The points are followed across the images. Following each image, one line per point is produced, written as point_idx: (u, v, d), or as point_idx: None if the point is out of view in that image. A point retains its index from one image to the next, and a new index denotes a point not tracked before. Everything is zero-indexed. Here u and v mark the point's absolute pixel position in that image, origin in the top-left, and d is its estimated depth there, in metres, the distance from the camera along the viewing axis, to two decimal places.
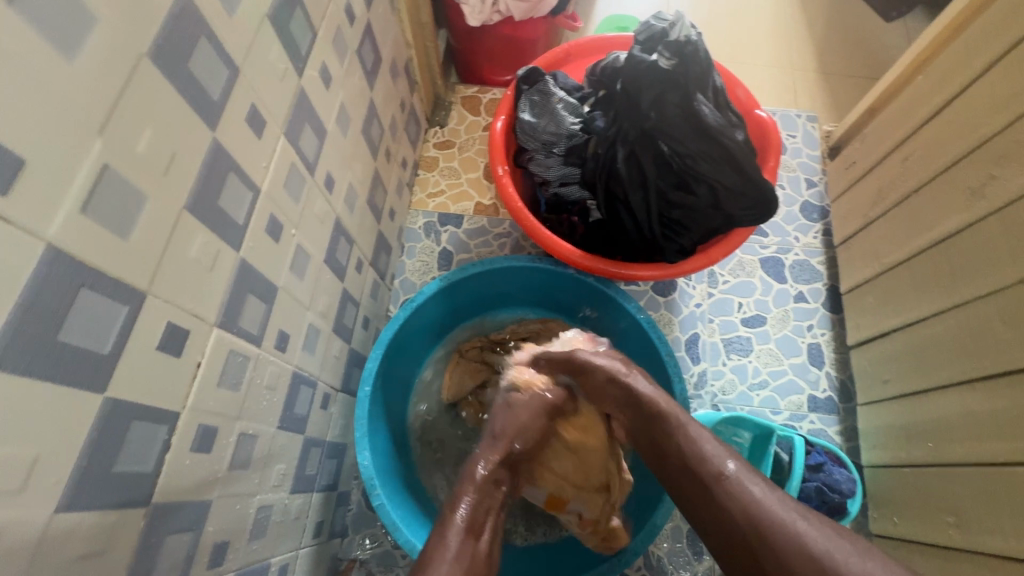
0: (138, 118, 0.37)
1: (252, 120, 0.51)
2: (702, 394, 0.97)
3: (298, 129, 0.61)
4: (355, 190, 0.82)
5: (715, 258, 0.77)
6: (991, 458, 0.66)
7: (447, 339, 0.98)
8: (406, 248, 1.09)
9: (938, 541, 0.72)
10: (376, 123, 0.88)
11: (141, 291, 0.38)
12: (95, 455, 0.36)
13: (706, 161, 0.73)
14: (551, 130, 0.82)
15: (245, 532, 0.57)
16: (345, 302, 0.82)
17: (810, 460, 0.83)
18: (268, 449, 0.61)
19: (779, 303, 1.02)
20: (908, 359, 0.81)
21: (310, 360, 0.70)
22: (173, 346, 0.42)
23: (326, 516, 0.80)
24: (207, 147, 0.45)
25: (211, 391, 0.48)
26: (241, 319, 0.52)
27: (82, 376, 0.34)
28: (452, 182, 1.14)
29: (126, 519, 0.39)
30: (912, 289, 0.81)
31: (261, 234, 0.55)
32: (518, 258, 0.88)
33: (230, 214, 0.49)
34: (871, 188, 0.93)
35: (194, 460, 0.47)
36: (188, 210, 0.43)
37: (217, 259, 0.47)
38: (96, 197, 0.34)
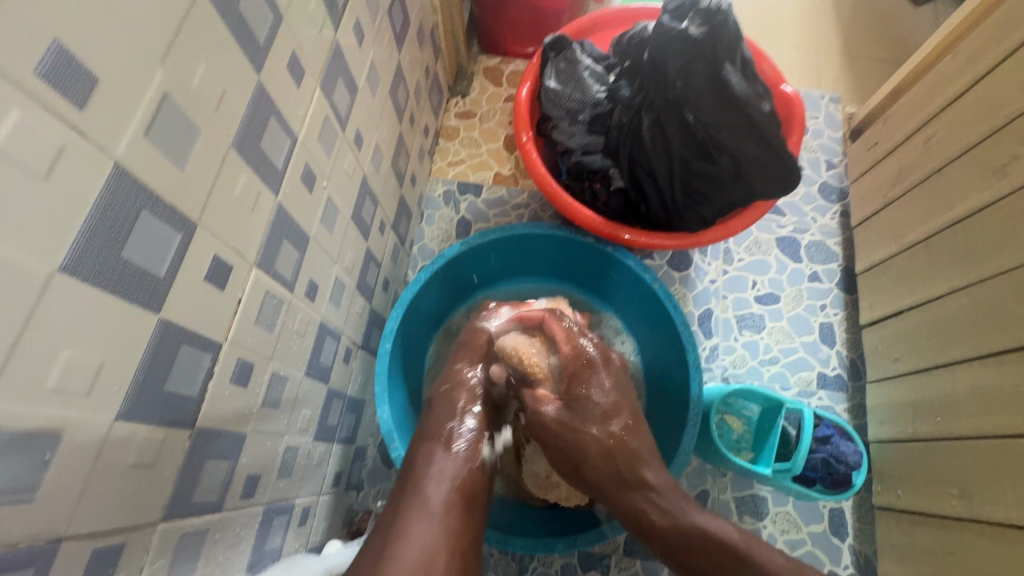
0: (194, 52, 0.38)
1: (292, 68, 0.52)
2: (712, 367, 0.99)
3: (332, 82, 0.62)
4: (381, 152, 0.83)
5: (734, 230, 0.77)
6: (998, 431, 0.67)
7: (462, 306, 1.00)
8: (426, 215, 1.10)
9: (941, 512, 0.73)
10: (402, 87, 0.88)
11: (192, 221, 0.40)
12: (150, 373, 0.38)
13: (730, 131, 0.74)
14: (577, 99, 0.82)
15: (274, 469, 0.60)
16: (368, 262, 0.83)
17: (818, 433, 0.84)
18: (297, 393, 0.63)
19: (793, 282, 1.03)
20: (919, 337, 0.82)
21: (335, 313, 0.72)
22: (217, 279, 0.44)
23: (344, 467, 0.83)
24: (252, 90, 0.46)
25: (250, 328, 0.50)
26: (277, 263, 0.54)
27: (140, 295, 0.36)
28: (472, 152, 1.15)
29: (174, 438, 0.42)
30: (928, 269, 0.81)
31: (297, 183, 0.56)
32: (538, 226, 0.89)
33: (270, 158, 0.50)
34: (893, 168, 0.93)
35: (232, 392, 0.49)
36: (234, 148, 0.44)
37: (257, 201, 0.49)
38: (156, 124, 0.35)
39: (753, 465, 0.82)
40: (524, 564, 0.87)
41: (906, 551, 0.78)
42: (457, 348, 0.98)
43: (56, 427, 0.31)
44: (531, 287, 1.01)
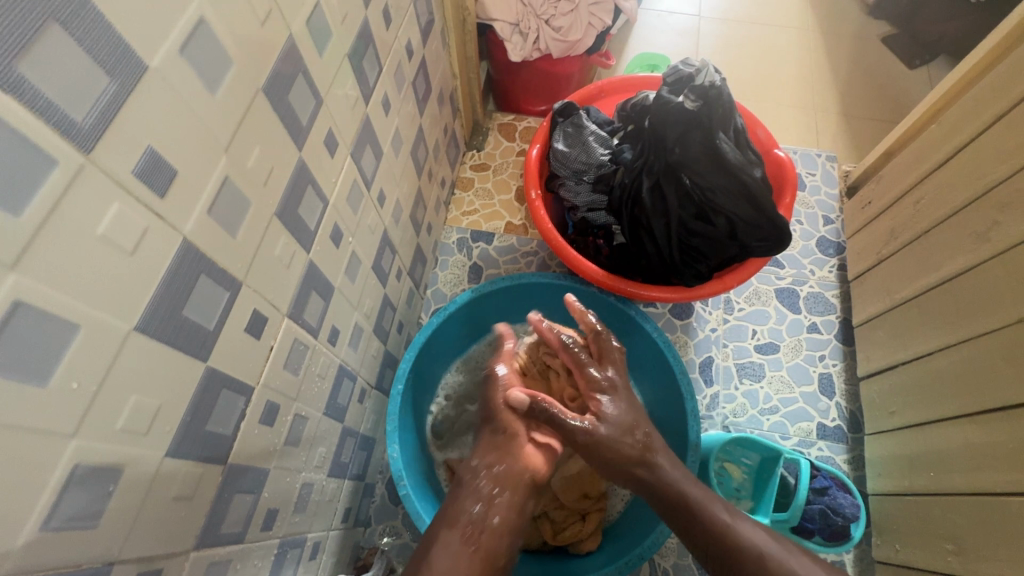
0: (252, 140, 0.45)
1: (328, 143, 0.60)
2: (713, 415, 1.01)
3: (361, 150, 0.69)
4: (401, 205, 0.90)
5: (730, 285, 0.82)
6: (987, 487, 0.69)
7: (472, 348, 1.05)
8: (440, 261, 1.16)
9: (937, 567, 0.74)
10: (422, 146, 0.96)
11: (239, 280, 0.46)
12: (195, 414, 0.43)
13: (724, 194, 0.79)
14: (582, 160, 0.89)
15: (290, 504, 0.64)
16: (384, 306, 0.89)
17: (816, 484, 0.86)
18: (315, 431, 0.68)
19: (792, 332, 1.07)
20: (913, 392, 0.84)
21: (353, 355, 0.77)
22: (255, 330, 0.50)
23: (353, 504, 0.86)
24: (294, 165, 0.53)
25: (278, 372, 0.56)
26: (305, 313, 0.60)
27: (193, 346, 0.42)
28: (485, 202, 1.22)
29: (209, 473, 0.46)
30: (921, 326, 0.85)
31: (326, 240, 0.63)
32: (545, 276, 0.95)
33: (305, 221, 0.57)
34: (886, 227, 0.98)
35: (260, 431, 0.54)
36: (276, 216, 0.51)
37: (292, 259, 0.55)
38: (218, 202, 0.42)
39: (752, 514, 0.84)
40: None
41: None
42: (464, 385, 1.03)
43: (120, 462, 0.36)
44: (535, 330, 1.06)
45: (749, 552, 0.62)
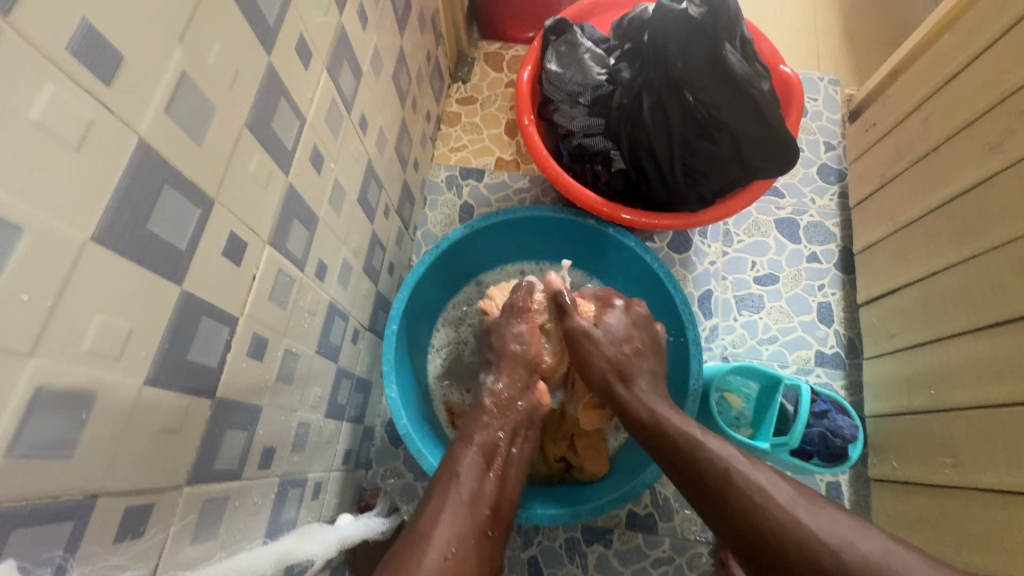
0: (211, 31, 0.39)
1: (300, 50, 0.53)
2: (712, 346, 1.01)
3: (337, 65, 0.63)
4: (385, 136, 0.84)
5: (735, 209, 0.79)
6: (987, 400, 0.68)
7: (467, 287, 1.02)
8: (429, 200, 1.11)
9: (932, 480, 0.74)
10: (404, 72, 0.89)
11: (210, 196, 0.42)
12: (174, 342, 0.40)
13: (730, 110, 0.74)
14: (578, 81, 0.84)
15: (287, 443, 0.62)
16: (373, 245, 0.85)
17: (815, 408, 0.86)
18: (308, 369, 0.65)
19: (792, 262, 1.05)
20: (912, 313, 0.82)
21: (343, 293, 0.74)
22: (234, 255, 0.46)
23: (353, 446, 0.85)
24: (263, 71, 0.47)
25: (263, 304, 0.52)
26: (288, 242, 0.56)
27: (163, 266, 0.38)
28: (474, 137, 1.16)
29: (197, 406, 0.43)
30: (924, 245, 0.82)
31: (305, 164, 0.58)
32: (541, 208, 0.91)
33: (281, 138, 0.52)
34: (892, 148, 0.94)
35: (249, 365, 0.51)
36: (247, 127, 0.46)
37: (269, 180, 0.50)
38: (176, 102, 0.37)
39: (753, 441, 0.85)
40: (529, 538, 0.90)
41: (900, 520, 0.78)
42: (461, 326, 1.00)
43: (90, 388, 0.33)
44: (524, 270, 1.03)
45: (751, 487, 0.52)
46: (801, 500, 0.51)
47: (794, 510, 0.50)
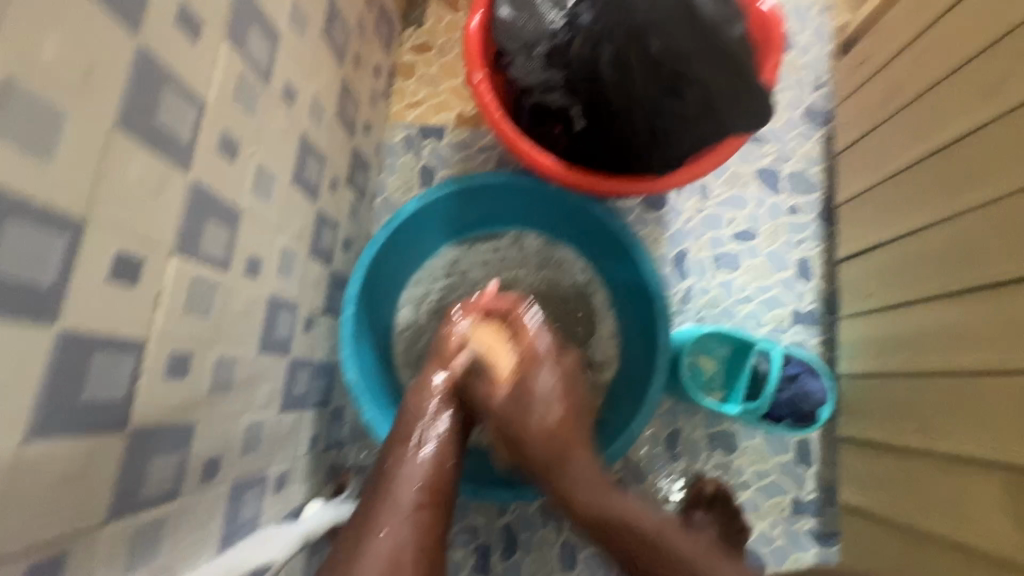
0: (38, 22, 0.32)
1: (183, 21, 0.45)
2: (686, 308, 0.98)
3: (242, 31, 0.55)
4: (321, 103, 0.76)
5: (701, 171, 0.74)
6: (956, 368, 0.66)
7: (431, 263, 0.97)
8: (386, 164, 1.03)
9: (898, 442, 0.73)
10: (339, 25, 0.79)
11: (78, 219, 0.36)
12: (59, 386, 0.36)
13: (698, 61, 0.66)
14: (532, 28, 0.74)
15: (236, 449, 0.60)
16: (321, 224, 0.79)
17: (788, 371, 0.85)
18: (251, 371, 0.62)
19: (772, 216, 1.00)
20: (891, 271, 0.79)
21: (287, 284, 0.69)
22: (128, 277, 0.41)
23: (320, 430, 0.84)
24: (131, 56, 0.40)
25: (179, 319, 0.48)
26: (203, 246, 0.51)
27: (24, 311, 0.33)
28: (432, 91, 1.06)
29: (106, 444, 0.41)
30: (907, 200, 0.77)
31: (213, 155, 0.51)
32: (499, 174, 0.86)
33: (173, 133, 0.45)
34: (881, 89, 0.86)
35: (170, 385, 0.47)
36: (120, 129, 0.39)
37: (162, 183, 0.44)
38: (1, 118, 0.31)
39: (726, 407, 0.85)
40: (504, 506, 0.92)
41: (865, 479, 0.79)
42: (425, 303, 0.96)
43: None
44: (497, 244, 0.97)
45: None
46: None
47: None
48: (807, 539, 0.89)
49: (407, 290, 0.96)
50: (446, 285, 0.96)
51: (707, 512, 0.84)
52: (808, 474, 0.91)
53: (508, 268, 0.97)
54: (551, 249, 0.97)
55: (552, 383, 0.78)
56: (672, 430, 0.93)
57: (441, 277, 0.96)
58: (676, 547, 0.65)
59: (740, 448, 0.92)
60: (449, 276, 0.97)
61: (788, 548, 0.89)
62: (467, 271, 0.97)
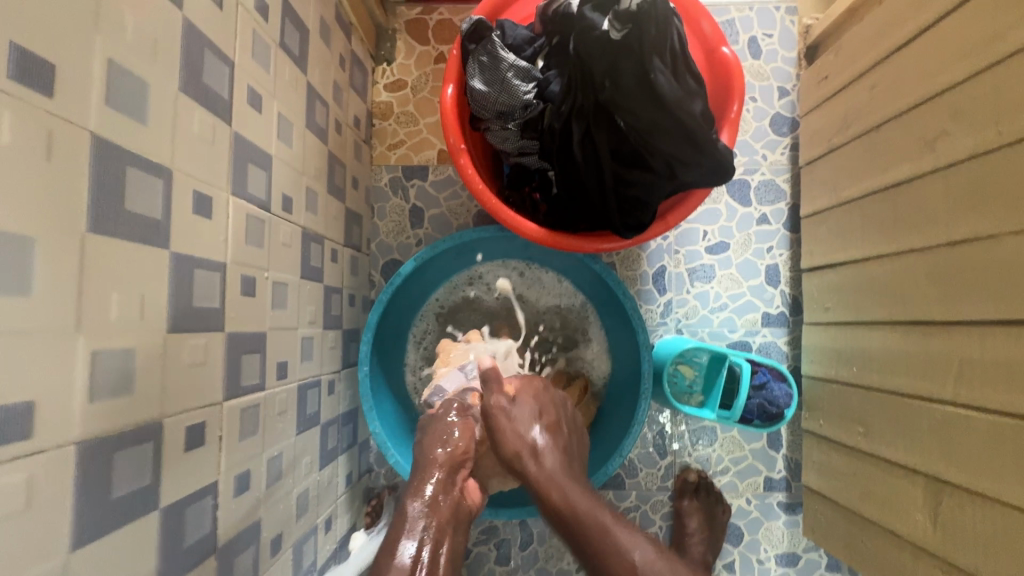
0: (104, 291, 0.40)
1: (198, 206, 0.51)
2: (667, 321, 1.07)
3: (243, 176, 0.60)
4: (314, 189, 0.80)
5: (672, 224, 0.81)
6: (895, 388, 0.77)
7: (448, 279, 1.03)
8: (377, 208, 1.08)
9: (847, 442, 0.86)
10: (319, 106, 0.82)
11: (157, 420, 0.45)
12: (168, 545, 0.47)
13: (662, 136, 0.71)
14: (504, 102, 0.77)
15: (291, 518, 0.72)
16: (328, 295, 0.87)
17: (756, 380, 0.96)
18: (293, 453, 0.72)
19: (742, 227, 1.07)
20: (847, 291, 0.88)
21: (309, 366, 0.78)
22: (197, 440, 0.51)
23: (352, 468, 0.96)
24: (168, 266, 0.47)
25: (236, 448, 0.57)
26: (243, 379, 0.59)
27: (136, 508, 0.43)
28: (411, 130, 1.09)
29: (204, 568, 0.52)
30: (860, 228, 0.84)
31: (238, 301, 0.58)
32: (487, 229, 0.92)
33: (208, 306, 0.53)
34: (839, 111, 0.90)
35: (237, 501, 0.58)
36: (171, 331, 0.47)
37: (207, 352, 0.52)
38: (96, 383, 0.39)
39: (701, 413, 0.97)
40: None
41: (822, 468, 0.92)
42: (440, 314, 1.03)
43: None
44: (526, 274, 1.03)
45: (590, 525, 0.65)
46: (620, 524, 0.67)
47: (621, 540, 0.65)
48: (778, 510, 1.05)
49: (429, 301, 1.03)
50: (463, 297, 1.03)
51: (693, 501, 1.02)
52: (778, 456, 1.05)
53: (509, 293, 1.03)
54: (566, 290, 1.03)
55: (554, 459, 0.70)
56: (658, 430, 1.06)
57: (457, 291, 1.03)
58: (574, 503, 0.67)
59: (718, 439, 1.06)
60: (461, 297, 1.03)
61: (762, 519, 1.05)
62: (484, 285, 1.03)
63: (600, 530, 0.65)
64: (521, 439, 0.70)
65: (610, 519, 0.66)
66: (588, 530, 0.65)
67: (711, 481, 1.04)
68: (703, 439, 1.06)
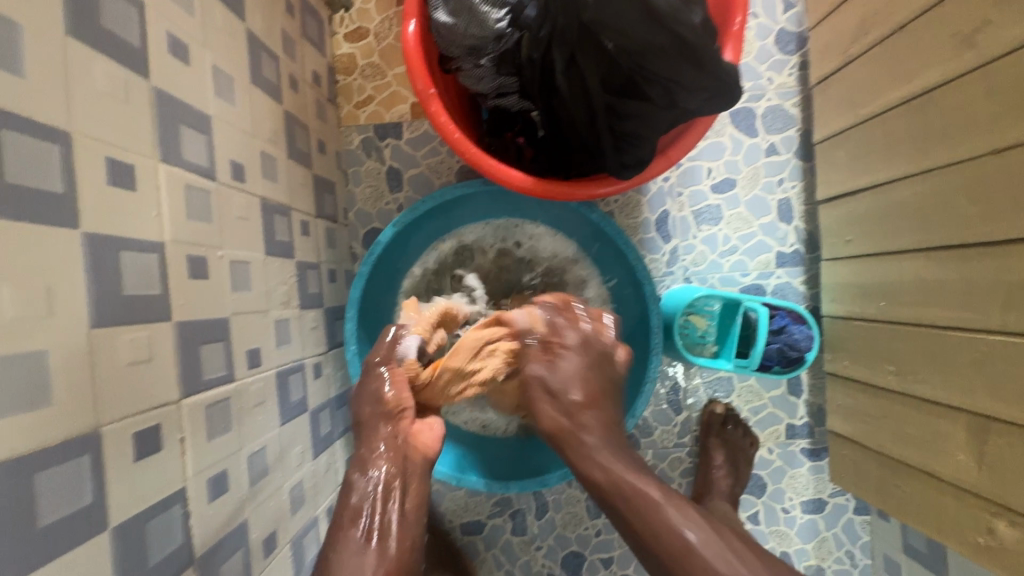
0: None
1: (115, 177, 0.43)
2: (674, 270, 1.00)
3: (175, 140, 0.51)
4: (272, 155, 0.71)
5: (675, 159, 0.73)
6: (928, 319, 0.71)
7: (429, 249, 0.95)
8: (351, 174, 0.99)
9: (877, 383, 0.80)
10: (267, 59, 0.72)
11: (92, 432, 0.39)
12: (128, 566, 0.42)
13: (660, 57, 0.61)
14: (474, 35, 0.68)
15: (285, 513, 0.67)
16: (304, 273, 0.79)
17: (774, 325, 0.90)
18: (280, 446, 0.67)
19: (750, 160, 0.98)
20: (871, 220, 0.80)
21: (288, 351, 0.72)
22: (151, 446, 0.45)
23: (353, 452, 0.91)
24: (82, 251, 0.40)
25: (205, 449, 0.52)
26: (204, 373, 0.52)
27: (75, 533, 0.38)
28: (378, 84, 0.98)
29: None
30: (884, 146, 0.76)
31: (187, 286, 0.51)
32: (470, 185, 0.84)
33: (146, 294, 0.45)
34: (853, 17, 0.79)
35: (215, 505, 0.53)
36: (96, 328, 0.40)
37: (152, 346, 0.46)
38: None
39: (717, 364, 0.90)
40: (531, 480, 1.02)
41: (849, 412, 0.87)
42: (427, 288, 0.96)
43: None
44: (514, 232, 0.95)
45: (671, 543, 0.58)
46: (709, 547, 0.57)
47: None
48: (802, 458, 1.00)
49: (412, 275, 0.95)
50: (448, 266, 0.95)
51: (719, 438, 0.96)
52: (800, 402, 0.99)
53: (503, 252, 0.96)
54: (559, 245, 0.95)
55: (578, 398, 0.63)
56: (671, 385, 1.00)
57: (441, 262, 0.95)
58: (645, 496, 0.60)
59: (735, 390, 1.00)
60: (446, 266, 0.95)
61: (786, 467, 1.00)
62: (468, 251, 0.95)
63: (680, 549, 0.57)
64: (557, 401, 0.63)
65: (689, 514, 0.59)
66: (665, 548, 0.58)
67: (738, 418, 0.98)
68: (720, 390, 1.01)
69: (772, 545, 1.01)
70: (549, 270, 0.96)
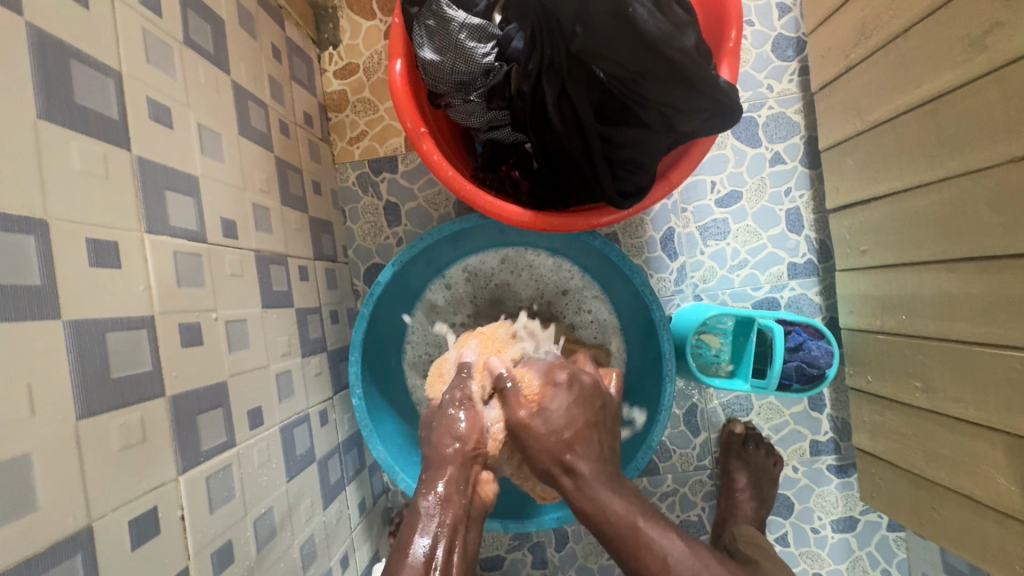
0: None
1: (98, 258, 0.42)
2: (683, 288, 0.97)
3: (162, 209, 0.50)
4: (264, 205, 0.70)
5: (675, 182, 0.70)
6: (955, 334, 0.67)
7: (427, 286, 0.93)
8: (349, 211, 0.98)
9: (905, 401, 0.76)
10: (255, 108, 0.71)
11: (82, 529, 0.38)
12: None
13: (653, 82, 0.60)
14: (460, 71, 0.66)
15: (297, 571, 0.65)
16: (305, 320, 0.78)
17: (790, 342, 0.87)
18: (288, 502, 0.65)
19: (754, 171, 0.95)
20: (886, 229, 0.76)
21: (292, 403, 0.70)
22: (149, 531, 0.44)
23: (365, 494, 0.89)
24: (66, 343, 0.39)
25: (208, 522, 0.50)
26: (203, 444, 0.51)
27: None
28: (371, 118, 0.97)
29: None
30: (895, 152, 0.72)
31: (181, 357, 0.50)
32: (466, 220, 0.82)
33: (135, 373, 0.44)
34: (851, 21, 0.77)
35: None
36: (82, 419, 0.39)
37: (145, 427, 0.45)
38: None
39: (733, 385, 0.87)
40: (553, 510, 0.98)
41: (875, 429, 0.83)
42: (427, 324, 0.94)
43: None
44: (513, 261, 0.93)
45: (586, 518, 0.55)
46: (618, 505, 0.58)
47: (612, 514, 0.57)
48: (828, 475, 0.96)
49: (411, 314, 0.93)
50: (448, 300, 0.93)
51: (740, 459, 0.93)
52: (823, 417, 0.96)
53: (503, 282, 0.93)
54: (560, 272, 0.93)
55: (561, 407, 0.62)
56: (688, 406, 0.97)
57: (438, 297, 0.93)
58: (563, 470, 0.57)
59: (755, 407, 0.97)
60: (444, 301, 0.93)
61: (813, 485, 0.97)
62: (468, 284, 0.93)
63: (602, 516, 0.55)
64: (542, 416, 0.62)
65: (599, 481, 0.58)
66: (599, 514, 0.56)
67: (759, 437, 0.95)
68: (738, 409, 0.97)
69: (803, 567, 0.98)
70: (553, 296, 0.93)
